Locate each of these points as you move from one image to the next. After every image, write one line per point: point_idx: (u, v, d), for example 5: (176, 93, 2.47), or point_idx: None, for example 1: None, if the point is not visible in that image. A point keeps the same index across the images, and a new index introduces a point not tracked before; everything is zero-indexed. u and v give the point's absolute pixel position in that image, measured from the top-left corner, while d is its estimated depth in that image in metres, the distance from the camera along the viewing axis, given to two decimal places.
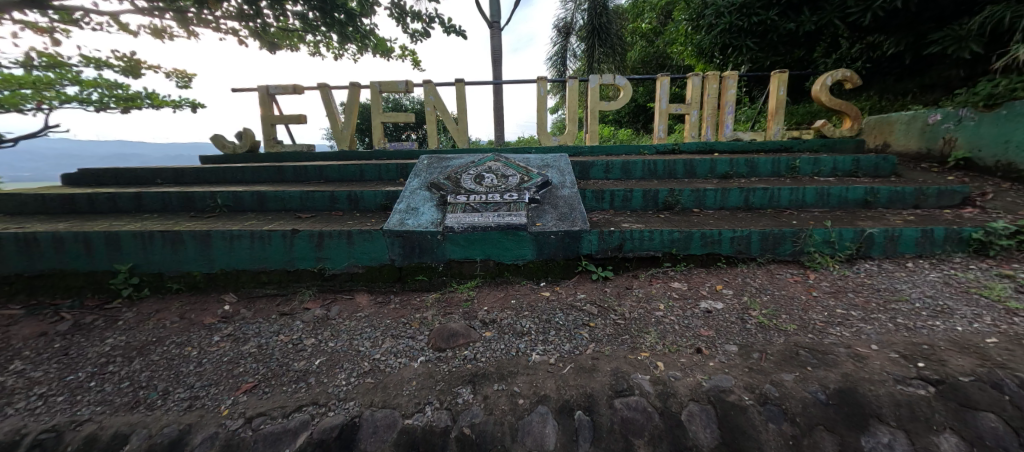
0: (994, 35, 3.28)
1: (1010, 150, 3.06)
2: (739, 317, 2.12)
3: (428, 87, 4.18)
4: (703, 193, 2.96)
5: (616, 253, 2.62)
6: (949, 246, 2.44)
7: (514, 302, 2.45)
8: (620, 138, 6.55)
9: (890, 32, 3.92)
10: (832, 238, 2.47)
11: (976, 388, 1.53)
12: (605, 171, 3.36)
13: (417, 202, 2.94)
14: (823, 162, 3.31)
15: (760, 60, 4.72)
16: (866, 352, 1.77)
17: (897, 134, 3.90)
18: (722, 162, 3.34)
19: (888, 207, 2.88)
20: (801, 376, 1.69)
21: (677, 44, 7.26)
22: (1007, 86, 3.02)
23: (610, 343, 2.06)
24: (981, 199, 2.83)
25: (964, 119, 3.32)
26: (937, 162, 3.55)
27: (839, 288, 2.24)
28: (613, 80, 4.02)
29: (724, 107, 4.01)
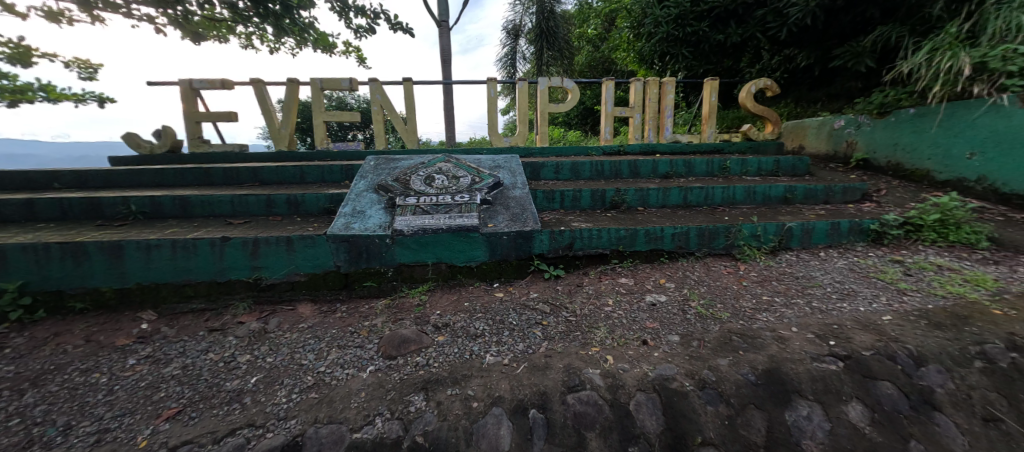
0: (883, 54, 3.79)
1: (897, 152, 3.54)
2: (681, 308, 2.25)
3: (375, 85, 4.02)
4: (646, 192, 3.10)
5: (567, 252, 2.68)
6: (852, 237, 2.77)
7: (468, 305, 2.43)
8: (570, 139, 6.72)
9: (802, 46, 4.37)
10: (758, 232, 2.71)
11: (875, 360, 1.75)
12: (555, 171, 3.42)
13: (363, 204, 2.82)
14: (750, 162, 3.62)
15: (695, 68, 5.06)
16: (788, 333, 1.94)
17: (810, 137, 4.37)
18: (663, 163, 3.52)
19: (804, 203, 3.21)
20: (734, 359, 1.83)
21: (621, 50, 7.61)
22: (894, 96, 3.50)
23: (562, 340, 2.10)
24: (876, 195, 3.24)
25: (863, 125, 3.78)
26: (842, 163, 4.01)
27: (765, 277, 2.46)
28: (561, 83, 4.08)
29: (663, 112, 4.24)
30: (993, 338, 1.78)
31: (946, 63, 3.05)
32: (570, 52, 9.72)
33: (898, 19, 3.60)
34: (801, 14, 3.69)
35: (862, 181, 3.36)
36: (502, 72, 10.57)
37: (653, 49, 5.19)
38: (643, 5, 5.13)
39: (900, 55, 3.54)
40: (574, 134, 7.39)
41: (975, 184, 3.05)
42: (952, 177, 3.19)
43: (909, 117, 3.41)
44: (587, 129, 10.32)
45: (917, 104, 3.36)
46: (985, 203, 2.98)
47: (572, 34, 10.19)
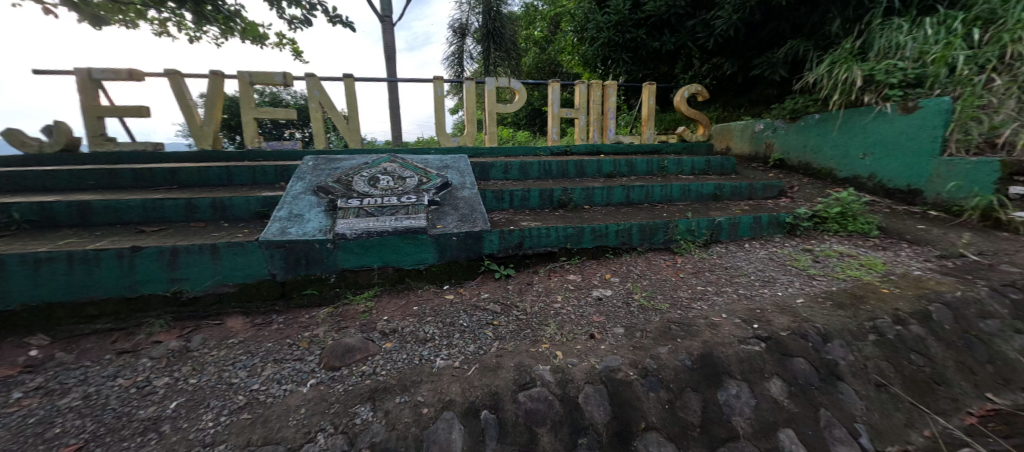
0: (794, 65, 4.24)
1: (806, 153, 3.98)
2: (625, 301, 2.35)
3: (312, 81, 3.78)
4: (591, 191, 3.21)
5: (517, 251, 2.70)
6: (771, 229, 3.06)
7: (417, 309, 2.36)
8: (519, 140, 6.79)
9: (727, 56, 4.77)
10: (693, 227, 2.91)
11: (792, 339, 1.94)
12: (504, 171, 3.44)
13: (301, 208, 2.64)
14: (685, 162, 3.88)
15: (634, 73, 5.33)
16: (719, 319, 2.10)
17: (736, 139, 4.78)
18: (607, 163, 3.66)
19: (732, 199, 3.50)
20: (673, 347, 1.95)
21: (566, 53, 7.83)
22: (803, 103, 3.93)
23: (512, 339, 2.11)
24: (791, 191, 3.62)
25: (779, 128, 4.21)
26: (762, 163, 4.43)
27: (699, 268, 2.64)
28: (508, 84, 4.11)
29: (606, 114, 4.42)
30: (882, 313, 2.04)
31: (842, 75, 3.49)
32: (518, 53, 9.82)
33: (804, 35, 4.04)
34: (725, 26, 4.01)
35: (778, 179, 3.73)
36: (450, 71, 10.44)
37: (595, 53, 5.38)
38: (585, 11, 5.31)
39: (806, 67, 3.99)
40: (523, 134, 7.48)
41: (867, 180, 3.50)
42: (849, 175, 3.64)
43: (815, 121, 3.85)
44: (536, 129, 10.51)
45: (821, 110, 3.80)
46: (875, 197, 3.44)
47: (519, 36, 10.30)
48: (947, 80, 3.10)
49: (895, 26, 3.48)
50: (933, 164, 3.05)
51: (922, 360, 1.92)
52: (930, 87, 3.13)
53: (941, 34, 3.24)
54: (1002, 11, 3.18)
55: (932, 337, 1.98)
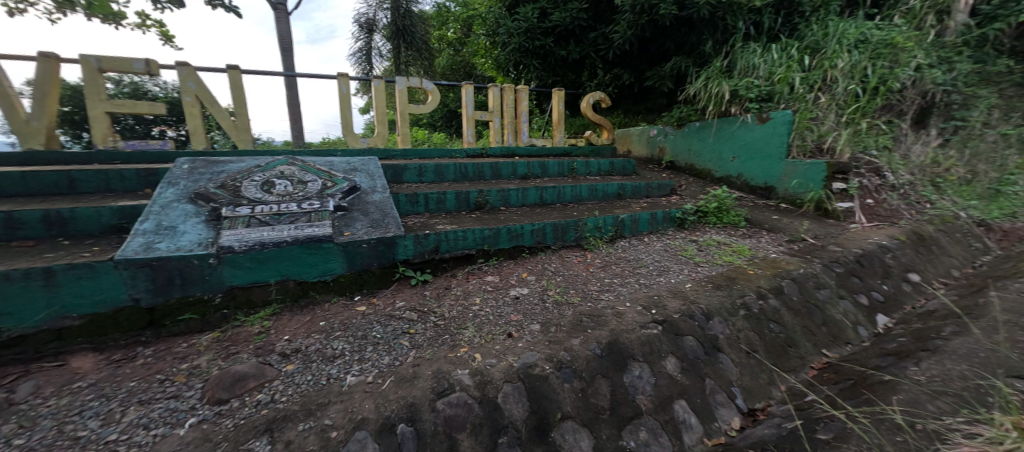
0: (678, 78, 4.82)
1: (689, 156, 4.55)
2: (540, 298, 2.44)
3: (185, 71, 3.27)
4: (507, 192, 3.27)
5: (433, 255, 2.65)
6: (665, 223, 3.43)
7: (324, 324, 2.17)
8: (435, 141, 6.65)
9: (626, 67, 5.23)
10: (600, 224, 3.13)
11: (682, 320, 2.18)
12: (419, 174, 3.35)
13: (173, 218, 2.25)
14: (592, 164, 4.17)
15: (545, 79, 5.57)
16: (623, 308, 2.29)
17: (634, 144, 5.28)
18: (521, 165, 3.77)
19: (633, 198, 3.85)
20: (584, 338, 2.06)
21: (480, 57, 7.92)
22: (686, 112, 4.50)
23: (430, 346, 2.04)
24: (681, 190, 4.12)
25: (669, 134, 4.75)
26: (657, 164, 4.95)
27: (606, 262, 2.86)
28: (420, 84, 4.01)
29: (520, 117, 4.55)
30: (749, 291, 2.41)
31: (714, 89, 4.07)
32: (431, 53, 9.65)
33: (685, 52, 4.62)
34: (621, 40, 4.40)
35: (670, 179, 4.21)
36: (358, 68, 9.83)
37: (508, 58, 5.51)
38: (496, 16, 5.40)
39: (688, 80, 4.57)
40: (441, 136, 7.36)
41: (736, 179, 4.12)
42: (722, 175, 4.24)
43: (695, 128, 4.43)
44: (454, 131, 10.43)
45: (700, 119, 4.39)
46: (742, 193, 4.05)
47: (431, 36, 10.11)
48: (788, 96, 3.78)
49: (751, 49, 4.15)
50: (781, 165, 3.70)
51: (778, 327, 2.31)
52: (777, 101, 3.80)
53: (783, 58, 3.95)
54: (822, 42, 3.98)
55: (785, 308, 2.39)
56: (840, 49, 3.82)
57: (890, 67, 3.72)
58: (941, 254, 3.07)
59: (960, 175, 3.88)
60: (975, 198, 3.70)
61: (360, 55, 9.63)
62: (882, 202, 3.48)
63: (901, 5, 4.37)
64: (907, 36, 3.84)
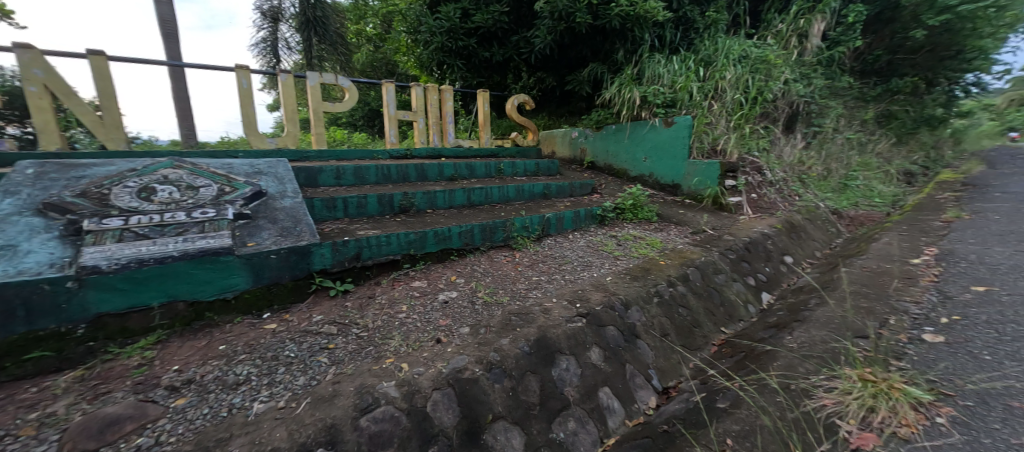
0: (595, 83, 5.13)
1: (607, 157, 4.86)
2: (469, 300, 2.43)
3: (28, 55, 2.68)
4: (433, 194, 3.19)
5: (354, 263, 2.50)
6: (588, 221, 3.63)
7: (224, 348, 1.91)
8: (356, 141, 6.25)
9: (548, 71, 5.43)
10: (527, 224, 3.21)
11: (604, 312, 2.30)
12: (336, 176, 3.13)
13: (9, 236, 1.80)
14: (519, 165, 4.25)
15: (470, 80, 5.55)
16: (550, 304, 2.35)
17: (558, 145, 5.50)
18: (448, 166, 3.72)
19: (558, 197, 4.01)
20: (513, 336, 2.07)
21: (403, 54, 7.65)
22: (604, 116, 4.81)
23: (352, 361, 1.91)
24: (602, 189, 4.39)
25: (590, 135, 5.02)
26: (580, 164, 5.21)
27: (533, 260, 2.94)
28: (335, 81, 3.76)
29: (445, 118, 4.49)
30: (660, 280, 2.63)
31: (627, 95, 4.42)
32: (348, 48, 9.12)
33: (601, 59, 4.92)
34: (542, 45, 4.55)
35: (592, 178, 4.46)
36: (263, 61, 8.89)
37: (431, 57, 5.39)
38: (416, 13, 5.22)
39: (604, 86, 4.89)
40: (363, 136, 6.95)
41: (648, 178, 4.48)
42: (636, 174, 4.59)
43: (611, 130, 4.75)
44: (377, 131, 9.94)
45: (616, 122, 4.72)
46: (654, 191, 4.42)
47: (348, 30, 9.50)
48: (688, 103, 4.22)
49: (657, 60, 4.56)
50: (685, 164, 4.12)
51: (686, 311, 2.56)
52: (680, 107, 4.21)
53: (683, 69, 4.40)
54: (713, 56, 4.50)
55: (690, 293, 2.66)
56: (727, 63, 4.36)
57: (766, 80, 4.34)
58: (807, 238, 3.67)
59: (818, 172, 4.66)
60: (830, 191, 4.48)
61: (265, 46, 8.73)
62: (763, 196, 4.04)
63: (771, 28, 5.12)
64: (777, 55, 4.51)
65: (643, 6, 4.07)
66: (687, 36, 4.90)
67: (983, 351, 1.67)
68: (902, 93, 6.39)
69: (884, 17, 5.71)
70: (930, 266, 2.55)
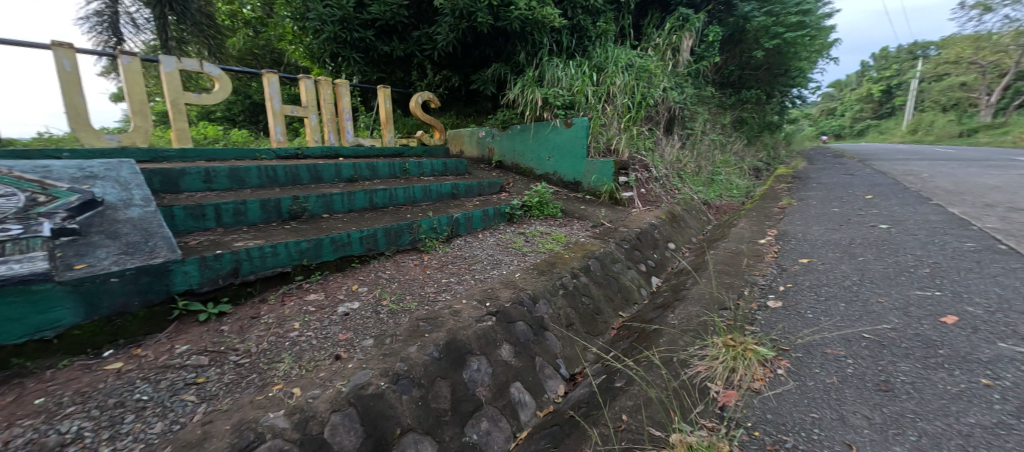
0: (499, 83, 5.25)
1: (514, 156, 4.98)
2: (373, 310, 2.27)
3: None
4: (329, 197, 2.92)
5: (232, 279, 2.17)
6: (497, 219, 3.68)
7: (38, 402, 1.45)
8: (234, 139, 5.44)
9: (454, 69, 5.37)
10: (434, 225, 3.13)
11: (513, 308, 2.34)
12: (205, 180, 2.68)
13: None
14: (425, 165, 4.13)
15: (369, 74, 5.22)
16: (460, 305, 2.31)
17: (466, 144, 5.50)
18: (346, 167, 3.44)
19: (466, 196, 4.00)
20: (421, 343, 1.97)
21: (290, 43, 6.86)
22: (509, 116, 4.94)
23: (230, 394, 1.63)
24: (510, 187, 4.50)
25: (497, 135, 5.09)
26: (488, 164, 5.27)
27: (443, 262, 2.89)
28: (199, 68, 3.22)
29: (341, 114, 4.17)
30: (565, 272, 2.78)
31: (529, 96, 4.60)
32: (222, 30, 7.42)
33: (504, 60, 5.06)
34: (445, 43, 4.47)
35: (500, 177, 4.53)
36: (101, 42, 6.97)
37: (323, 47, 4.92)
38: None
39: (507, 86, 5.02)
40: (244, 133, 6.08)
41: (552, 176, 4.70)
42: (541, 173, 4.79)
43: (516, 130, 4.89)
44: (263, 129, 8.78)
45: (521, 122, 4.87)
46: (558, 188, 4.65)
47: (218, 11, 8.12)
48: (585, 105, 4.53)
49: (556, 63, 4.81)
50: (584, 163, 4.41)
51: (588, 300, 2.74)
52: (578, 109, 4.51)
53: (579, 73, 4.71)
54: (605, 63, 4.90)
55: (591, 283, 2.85)
56: (617, 70, 4.78)
57: (648, 87, 4.87)
58: (686, 226, 4.22)
59: (692, 168, 5.38)
60: (702, 185, 5.22)
61: (100, 21, 6.50)
62: (650, 191, 4.54)
63: (651, 41, 5.77)
64: (656, 65, 5.09)
65: (540, 11, 4.26)
66: (581, 43, 5.26)
67: (807, 311, 2.09)
68: (749, 102, 7.73)
69: (734, 39, 6.80)
70: (770, 245, 3.12)
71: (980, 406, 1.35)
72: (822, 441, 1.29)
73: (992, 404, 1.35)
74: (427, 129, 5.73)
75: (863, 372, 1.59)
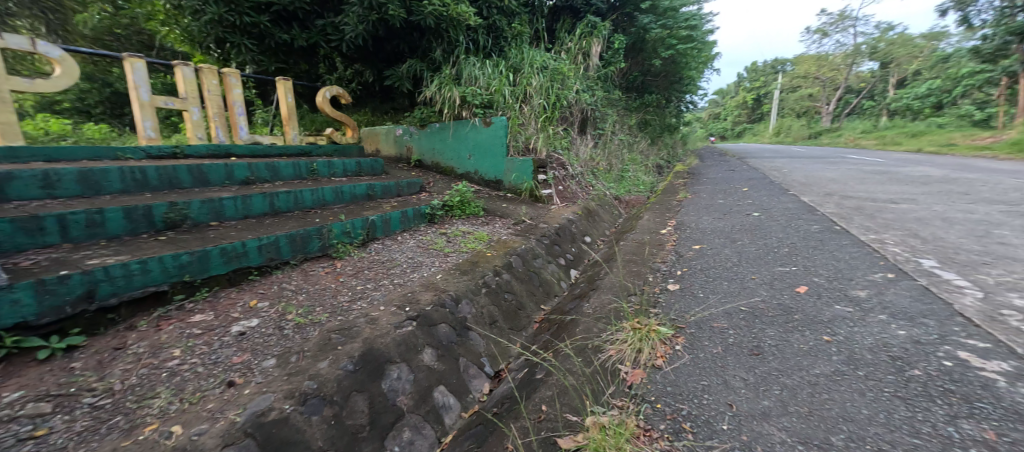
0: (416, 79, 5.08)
1: (435, 155, 4.89)
2: (276, 326, 2.04)
3: None
4: (217, 203, 2.56)
5: (87, 305, 1.76)
6: (417, 220, 3.58)
7: None
8: (89, 135, 4.49)
9: (366, 63, 5.07)
10: (348, 229, 2.94)
11: (434, 311, 2.28)
12: (44, 185, 2.16)
13: None
14: (336, 164, 3.84)
15: (265, 64, 4.67)
16: (377, 313, 2.17)
17: (383, 143, 5.30)
18: (239, 167, 3.04)
19: (384, 197, 3.83)
20: (333, 357, 1.78)
21: (162, 24, 5.87)
22: (427, 114, 4.84)
23: (82, 446, 1.31)
24: (430, 186, 4.42)
25: (415, 134, 4.98)
26: (407, 163, 5.12)
27: (358, 268, 2.72)
28: (32, 47, 2.59)
29: (233, 108, 3.76)
30: (488, 270, 2.79)
31: (447, 94, 4.54)
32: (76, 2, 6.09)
33: (420, 56, 4.92)
34: (353, 34, 4.19)
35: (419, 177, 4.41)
36: None
37: (204, 31, 4.28)
38: None
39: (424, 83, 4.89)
40: (102, 128, 5.06)
41: (474, 175, 4.71)
42: (463, 172, 4.77)
43: (435, 128, 4.81)
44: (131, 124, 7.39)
45: (440, 121, 4.79)
46: (480, 187, 4.67)
47: None
48: (504, 105, 4.60)
49: (473, 62, 4.79)
50: (505, 162, 4.47)
51: (510, 296, 2.79)
52: (496, 108, 4.56)
53: (497, 73, 4.76)
54: (521, 64, 5.03)
55: (513, 279, 2.91)
56: (532, 71, 4.94)
57: (562, 88, 5.11)
58: (600, 220, 4.52)
59: (605, 166, 5.79)
60: (613, 182, 5.64)
61: None
62: (568, 188, 4.78)
63: (564, 45, 6.06)
64: (569, 68, 5.37)
65: (454, 8, 4.22)
66: (498, 43, 5.33)
67: (698, 291, 2.37)
68: (651, 105, 8.55)
69: (637, 47, 7.39)
70: (669, 234, 3.48)
71: (823, 358, 1.65)
72: (711, 405, 1.47)
73: (831, 356, 1.66)
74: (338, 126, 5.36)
75: (742, 340, 1.84)
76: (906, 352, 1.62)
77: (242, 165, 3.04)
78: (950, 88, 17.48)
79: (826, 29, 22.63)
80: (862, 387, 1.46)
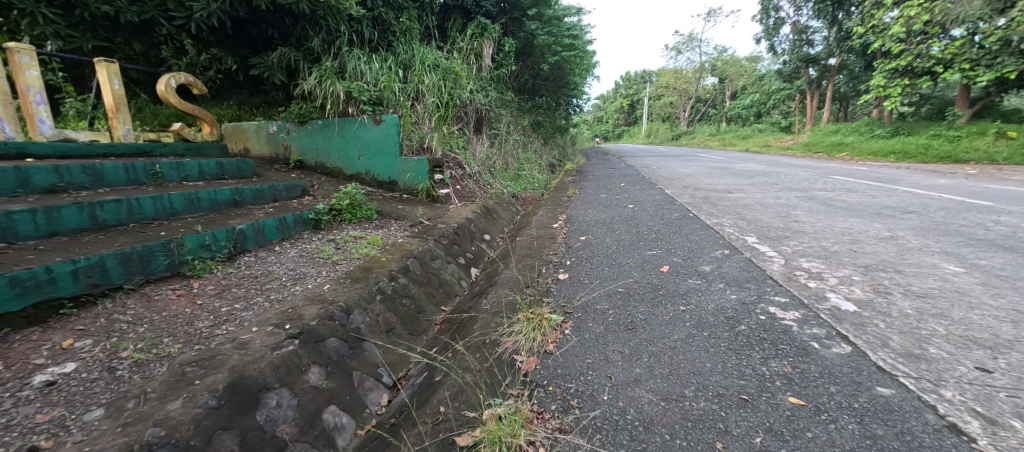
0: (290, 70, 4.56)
1: (319, 154, 4.49)
2: (106, 367, 1.63)
3: None
4: (3, 218, 1.93)
5: None
6: (298, 227, 3.25)
7: None
8: None
9: (226, 48, 4.37)
10: (207, 241, 2.52)
11: (320, 325, 2.07)
12: None
13: None
14: (188, 166, 3.25)
15: (76, 40, 3.68)
16: (248, 336, 1.88)
17: (253, 141, 4.69)
18: (37, 171, 2.35)
19: (255, 203, 3.38)
20: (189, 394, 1.48)
21: None
22: (307, 109, 4.41)
23: None
24: (313, 190, 4.04)
25: (293, 131, 4.53)
26: (285, 164, 4.62)
27: (223, 287, 2.35)
28: None
29: (26, 95, 2.98)
30: (382, 276, 2.66)
31: (330, 88, 4.20)
32: None
33: (293, 45, 4.45)
34: (204, 13, 3.55)
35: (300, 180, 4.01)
36: None
37: None
38: None
39: (301, 75, 4.42)
40: None
41: (365, 176, 4.44)
42: (353, 172, 4.47)
43: (317, 126, 4.42)
44: None
45: (323, 117, 4.41)
46: (373, 189, 4.41)
47: None
48: (394, 102, 4.42)
49: (358, 55, 4.50)
50: (398, 162, 4.29)
51: (408, 300, 2.70)
52: (387, 105, 4.35)
53: (385, 68, 4.55)
54: (411, 60, 4.90)
55: (410, 283, 2.82)
56: (424, 68, 4.84)
57: (455, 87, 5.13)
58: (498, 218, 4.66)
59: (502, 166, 5.98)
60: (510, 180, 5.86)
61: None
62: (465, 187, 4.83)
63: (455, 44, 6.05)
64: (461, 68, 5.40)
65: None
66: (385, 37, 5.12)
67: (584, 278, 2.60)
68: (542, 107, 9.09)
69: (526, 51, 7.78)
70: (560, 228, 3.75)
71: (679, 325, 1.95)
72: (595, 380, 1.62)
73: (685, 322, 1.97)
74: (190, 120, 4.54)
75: (618, 318, 2.08)
76: (735, 312, 2.02)
77: (41, 169, 2.37)
78: (766, 101, 22.28)
79: (682, 48, 26.78)
80: (706, 344, 1.77)
